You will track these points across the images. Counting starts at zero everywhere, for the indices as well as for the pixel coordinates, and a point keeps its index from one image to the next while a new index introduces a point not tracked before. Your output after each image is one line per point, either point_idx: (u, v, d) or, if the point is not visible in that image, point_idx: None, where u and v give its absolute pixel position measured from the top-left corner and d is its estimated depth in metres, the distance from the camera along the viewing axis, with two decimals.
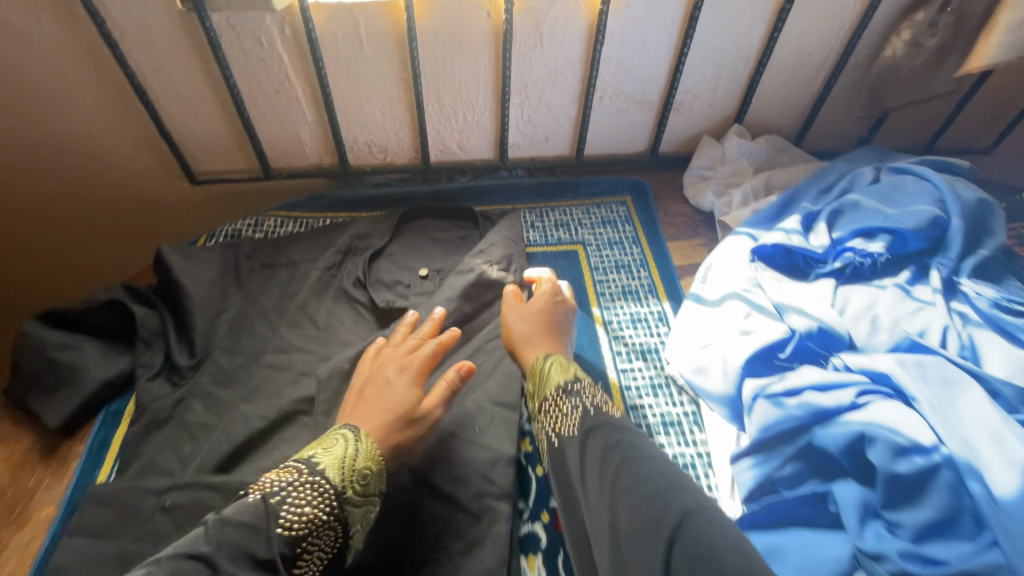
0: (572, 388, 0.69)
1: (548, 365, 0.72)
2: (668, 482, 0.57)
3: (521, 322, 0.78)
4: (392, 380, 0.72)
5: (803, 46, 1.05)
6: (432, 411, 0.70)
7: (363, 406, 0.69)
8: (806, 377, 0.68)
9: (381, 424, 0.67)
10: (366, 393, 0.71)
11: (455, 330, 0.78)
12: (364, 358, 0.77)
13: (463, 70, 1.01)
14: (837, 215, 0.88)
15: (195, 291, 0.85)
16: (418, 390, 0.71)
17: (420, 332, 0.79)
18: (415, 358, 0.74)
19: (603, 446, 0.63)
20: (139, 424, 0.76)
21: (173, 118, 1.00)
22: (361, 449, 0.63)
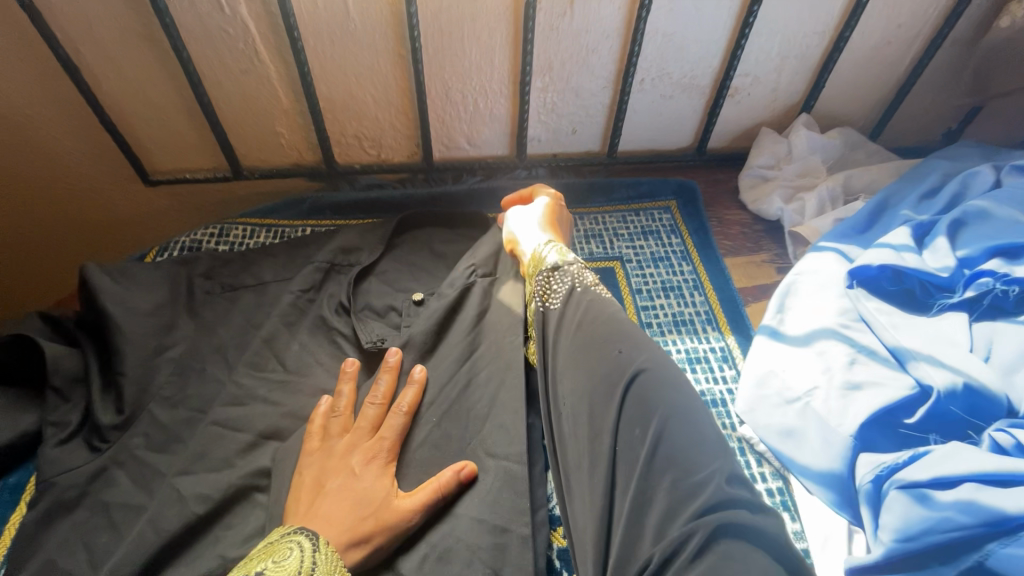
0: (564, 269, 0.66)
1: (546, 249, 0.69)
2: (633, 345, 0.56)
3: (528, 216, 0.77)
4: (358, 467, 0.57)
5: (894, 18, 0.85)
6: (414, 514, 0.54)
7: (328, 502, 0.54)
8: (965, 461, 0.48)
9: (351, 522, 0.52)
10: (326, 485, 0.55)
11: (416, 374, 0.64)
12: (312, 433, 0.60)
13: (474, 45, 0.82)
14: (958, 227, 0.68)
15: (128, 323, 0.66)
16: (391, 481, 0.57)
17: (377, 395, 0.63)
18: (383, 434, 0.60)
19: (585, 312, 0.60)
20: (38, 507, 0.56)
21: (116, 103, 0.81)
22: (319, 564, 0.48)
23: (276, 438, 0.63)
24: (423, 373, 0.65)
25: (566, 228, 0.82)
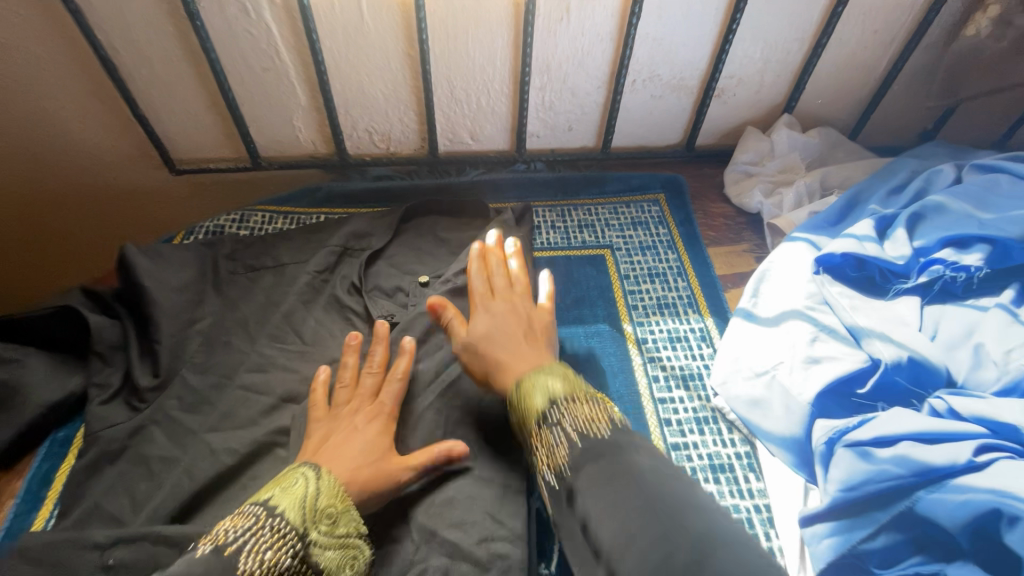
0: (552, 417, 0.53)
1: (533, 382, 0.57)
2: (681, 510, 0.43)
3: (487, 342, 0.63)
4: (362, 426, 0.62)
5: (869, 25, 0.91)
6: (407, 466, 0.60)
7: (330, 451, 0.59)
8: (903, 423, 0.54)
9: (355, 467, 0.58)
10: (333, 439, 0.61)
11: (410, 343, 0.70)
12: (315, 401, 0.66)
13: (478, 48, 0.88)
14: (917, 219, 0.74)
15: (162, 297, 0.73)
16: (390, 439, 0.62)
17: (375, 365, 0.68)
18: (383, 399, 0.66)
19: (612, 468, 0.47)
20: (86, 456, 0.63)
21: (148, 96, 0.87)
22: (324, 490, 0.54)
23: (294, 401, 0.70)
24: (411, 345, 0.70)
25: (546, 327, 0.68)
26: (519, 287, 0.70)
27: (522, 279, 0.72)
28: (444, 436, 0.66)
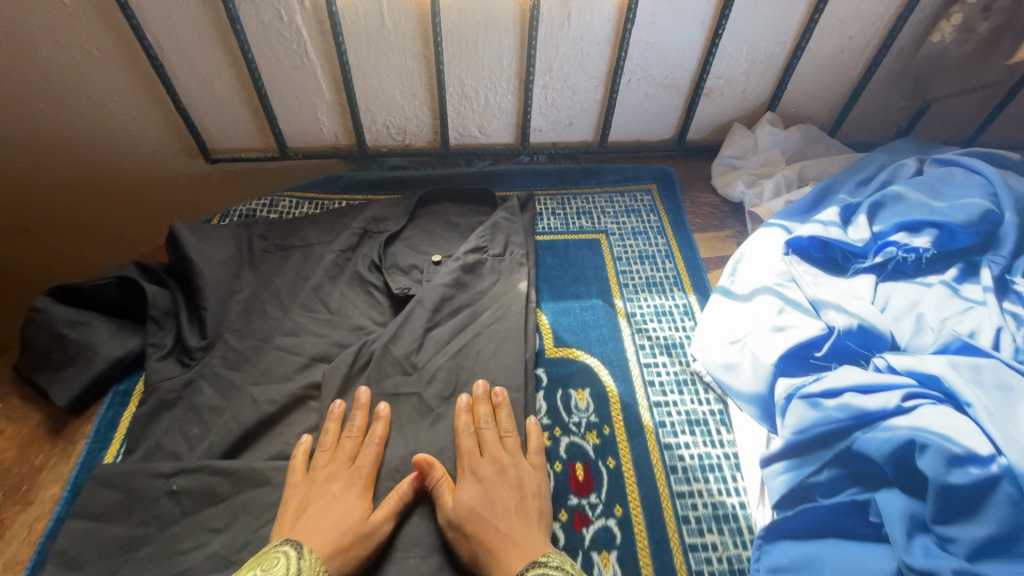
0: None
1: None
2: None
3: (477, 520, 0.61)
4: (339, 492, 0.64)
5: (845, 30, 0.99)
6: (382, 523, 0.62)
7: (307, 524, 0.60)
8: (848, 377, 0.63)
9: (332, 540, 0.59)
10: (310, 508, 0.62)
11: (384, 411, 0.72)
12: (294, 468, 0.67)
13: (487, 50, 0.97)
14: (878, 207, 0.83)
15: (207, 270, 0.83)
16: (365, 504, 0.64)
17: (352, 429, 0.70)
18: (360, 463, 0.67)
19: None
20: (147, 404, 0.73)
21: (189, 91, 0.97)
22: (305, 567, 0.55)
23: (323, 360, 0.80)
24: (388, 410, 0.72)
25: (536, 494, 0.66)
26: (509, 446, 0.69)
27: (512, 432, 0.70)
28: (455, 391, 0.75)
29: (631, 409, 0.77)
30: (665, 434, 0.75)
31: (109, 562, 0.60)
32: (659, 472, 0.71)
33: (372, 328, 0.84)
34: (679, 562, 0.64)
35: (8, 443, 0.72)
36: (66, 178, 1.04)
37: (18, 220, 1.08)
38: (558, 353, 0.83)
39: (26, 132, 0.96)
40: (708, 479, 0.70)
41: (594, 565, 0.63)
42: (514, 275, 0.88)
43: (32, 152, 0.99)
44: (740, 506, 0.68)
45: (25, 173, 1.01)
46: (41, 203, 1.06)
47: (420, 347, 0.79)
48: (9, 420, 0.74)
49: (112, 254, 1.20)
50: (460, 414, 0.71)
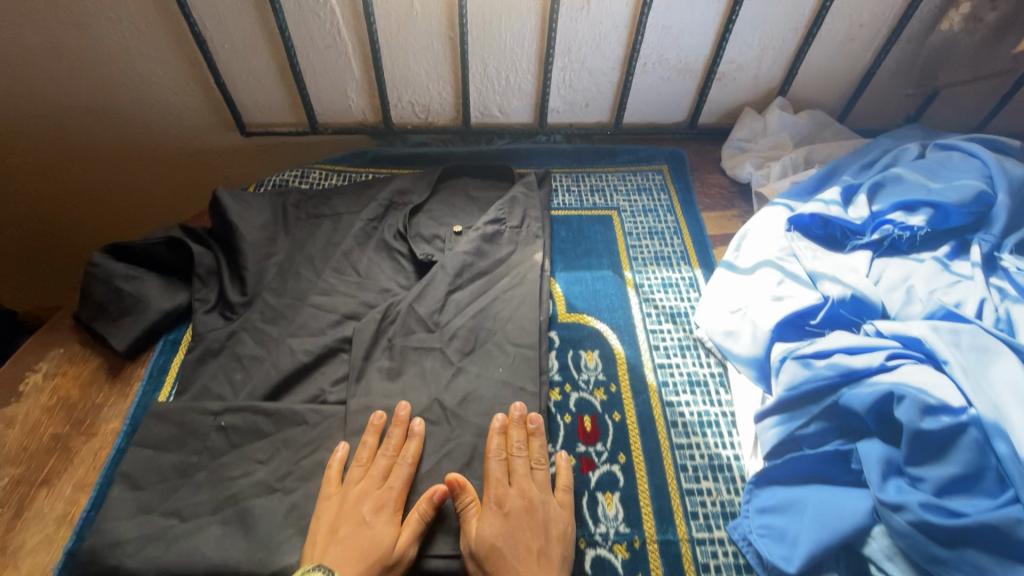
0: None
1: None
2: None
3: (497, 557, 0.61)
4: (369, 516, 0.64)
5: (856, 18, 1.03)
6: (406, 551, 0.62)
7: (339, 550, 0.61)
8: (838, 341, 0.68)
9: (360, 569, 0.59)
10: (340, 531, 0.63)
11: (421, 428, 0.72)
12: (329, 479, 0.68)
13: (509, 32, 1.02)
14: (878, 188, 0.87)
15: (247, 233, 0.90)
16: (396, 526, 0.64)
17: (388, 446, 0.70)
18: (392, 484, 0.67)
19: None
20: (195, 352, 0.81)
21: (229, 67, 1.03)
22: None
23: (354, 318, 0.86)
24: (422, 427, 0.73)
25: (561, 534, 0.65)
26: (538, 479, 0.68)
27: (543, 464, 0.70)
28: (474, 348, 0.81)
29: (637, 370, 0.83)
30: (667, 392, 0.81)
31: (166, 485, 0.68)
32: (660, 426, 0.77)
33: (397, 291, 0.90)
34: (676, 503, 0.70)
35: (72, 382, 0.80)
36: (113, 148, 1.12)
37: (64, 187, 1.16)
38: (570, 318, 0.89)
39: (75, 103, 1.03)
40: (705, 433, 0.76)
41: (599, 504, 0.70)
42: (530, 246, 0.94)
43: (83, 123, 1.06)
44: (734, 457, 0.74)
45: (75, 143, 1.09)
46: (87, 171, 1.14)
47: (443, 308, 0.85)
48: (71, 363, 0.82)
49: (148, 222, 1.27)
50: (495, 433, 0.71)
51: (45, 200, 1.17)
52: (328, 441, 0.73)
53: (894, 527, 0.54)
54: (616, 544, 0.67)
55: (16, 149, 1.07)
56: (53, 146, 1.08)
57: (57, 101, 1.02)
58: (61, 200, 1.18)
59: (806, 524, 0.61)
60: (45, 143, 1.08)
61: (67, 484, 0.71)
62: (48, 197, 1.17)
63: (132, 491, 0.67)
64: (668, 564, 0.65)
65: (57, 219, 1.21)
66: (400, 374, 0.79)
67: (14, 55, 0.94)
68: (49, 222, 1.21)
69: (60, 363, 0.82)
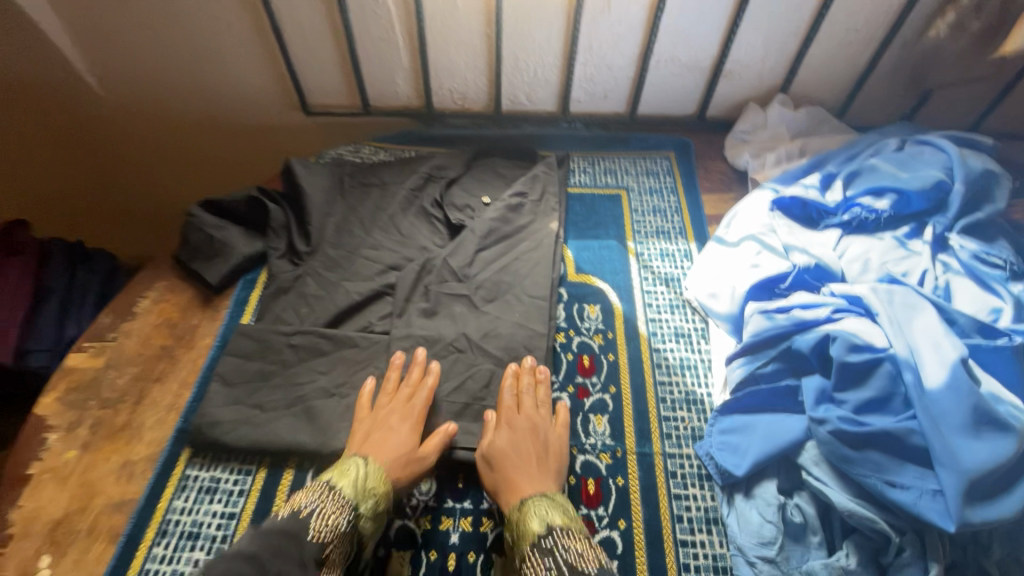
0: (547, 543, 0.67)
1: (531, 507, 0.71)
2: None
3: (505, 458, 0.76)
4: (396, 425, 0.80)
5: (852, 24, 1.14)
6: (429, 454, 0.78)
7: (371, 446, 0.77)
8: (797, 299, 0.82)
9: (387, 461, 0.75)
10: (371, 436, 0.79)
11: (437, 366, 0.87)
12: (360, 404, 0.84)
13: (539, 31, 1.17)
14: (854, 176, 1.00)
15: (312, 195, 1.08)
16: (417, 436, 0.80)
17: (409, 379, 0.86)
18: (413, 406, 0.83)
19: None
20: (270, 288, 1.00)
21: (298, 56, 1.21)
22: (372, 474, 0.74)
23: (396, 269, 1.04)
24: (438, 366, 0.88)
25: (556, 453, 0.79)
26: (544, 412, 0.83)
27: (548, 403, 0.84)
28: (495, 297, 0.98)
29: (631, 321, 0.98)
30: (655, 340, 0.96)
31: (251, 384, 0.87)
32: (647, 366, 0.93)
33: (433, 249, 1.07)
34: (654, 425, 0.86)
35: (174, 308, 1.00)
36: (199, 119, 1.33)
37: (154, 152, 1.39)
38: (578, 278, 1.04)
39: (168, 82, 1.24)
40: (685, 373, 0.91)
41: (591, 422, 0.86)
42: (548, 215, 1.10)
43: (175, 98, 1.28)
44: (707, 394, 0.89)
45: (169, 114, 1.31)
46: (178, 138, 1.37)
47: (471, 263, 1.02)
48: (173, 293, 1.02)
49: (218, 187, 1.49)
50: (512, 374, 0.87)
51: (147, 162, 1.42)
52: (375, 360, 0.90)
53: (819, 437, 0.69)
54: (602, 452, 0.83)
55: (120, 116, 1.31)
56: (152, 116, 1.31)
57: (155, 79, 1.23)
58: (159, 162, 1.42)
59: (754, 441, 0.75)
60: (148, 114, 1.31)
61: (174, 382, 0.91)
62: (149, 159, 1.41)
63: (225, 387, 0.87)
64: (643, 469, 0.81)
65: (156, 179, 1.46)
66: (434, 313, 0.96)
67: (126, 40, 1.16)
68: (139, 181, 1.45)
69: (165, 293, 1.02)
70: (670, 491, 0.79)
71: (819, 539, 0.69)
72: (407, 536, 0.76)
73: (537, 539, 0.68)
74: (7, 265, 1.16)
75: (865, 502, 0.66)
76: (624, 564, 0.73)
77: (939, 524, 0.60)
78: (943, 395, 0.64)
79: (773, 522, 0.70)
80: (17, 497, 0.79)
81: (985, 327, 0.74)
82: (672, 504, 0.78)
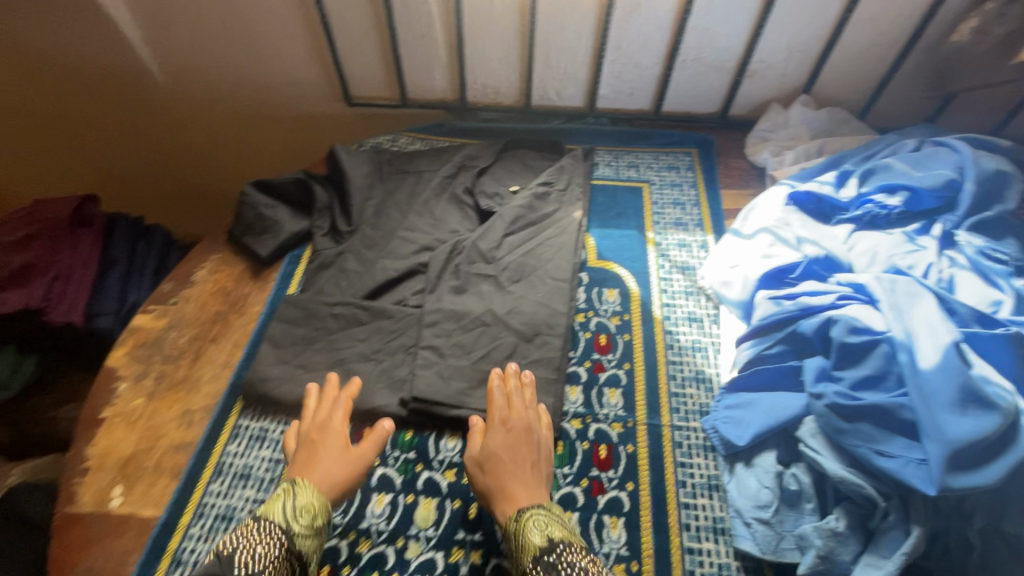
0: (551, 555, 0.68)
1: (530, 519, 0.72)
2: None
3: (495, 460, 0.78)
4: (319, 441, 0.81)
5: (875, 27, 1.18)
6: (367, 456, 0.82)
7: (300, 467, 0.78)
8: (804, 287, 0.87)
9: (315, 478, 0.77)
10: (298, 458, 0.80)
11: (354, 381, 0.90)
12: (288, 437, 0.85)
13: (570, 30, 1.24)
14: (869, 174, 1.04)
15: (354, 180, 1.17)
16: (343, 449, 0.81)
17: (327, 398, 0.87)
18: (332, 422, 0.84)
19: None
20: (315, 263, 1.09)
21: (344, 50, 1.30)
22: (301, 491, 0.75)
23: (429, 249, 1.11)
24: (358, 381, 0.90)
25: (542, 456, 0.81)
26: (528, 412, 0.85)
27: (538, 404, 0.87)
28: (520, 277, 1.05)
29: (647, 305, 1.05)
30: (669, 323, 1.02)
31: (296, 347, 0.97)
32: (660, 346, 0.99)
33: (463, 232, 1.15)
34: (664, 399, 0.92)
35: (227, 278, 1.10)
36: (249, 108, 1.44)
37: (206, 138, 1.51)
38: (598, 264, 1.11)
39: (222, 76, 1.36)
40: (695, 354, 0.97)
41: (605, 394, 0.93)
42: (571, 204, 1.16)
43: (228, 88, 1.39)
44: (716, 373, 0.95)
45: (221, 103, 1.42)
46: (229, 125, 1.48)
47: (499, 246, 1.09)
48: (227, 265, 1.12)
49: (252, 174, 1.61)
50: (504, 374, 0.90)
51: (199, 147, 1.53)
52: (407, 331, 0.98)
53: (816, 410, 0.75)
54: (614, 422, 0.90)
55: (170, 106, 1.43)
56: (207, 105, 1.43)
57: (211, 70, 1.35)
58: (211, 148, 1.54)
59: (757, 415, 0.82)
60: (202, 102, 1.42)
61: (228, 343, 1.01)
62: (202, 144, 1.53)
63: (274, 348, 0.96)
64: (652, 438, 0.88)
65: (207, 163, 1.58)
66: (463, 291, 1.04)
67: (186, 35, 1.27)
68: (190, 165, 1.58)
69: (220, 265, 1.12)
70: (676, 459, 0.86)
71: (812, 506, 0.75)
72: (435, 487, 0.85)
73: (539, 553, 0.69)
74: (78, 235, 1.28)
75: (856, 470, 0.72)
76: (630, 520, 0.80)
77: (921, 489, 0.66)
78: (934, 375, 0.69)
79: (769, 488, 0.77)
80: (93, 436, 0.90)
81: (983, 316, 0.78)
82: (677, 470, 0.85)
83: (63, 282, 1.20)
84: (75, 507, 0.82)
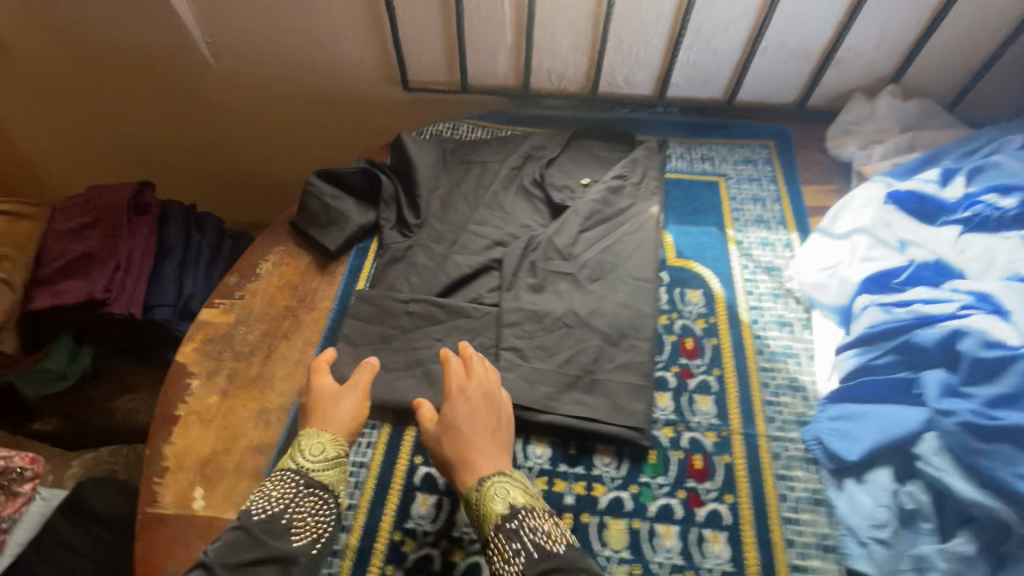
0: (514, 520, 0.68)
1: (492, 488, 0.71)
2: None
3: (455, 431, 0.77)
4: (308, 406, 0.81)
5: (978, 13, 1.10)
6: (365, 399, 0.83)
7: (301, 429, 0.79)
8: (917, 295, 0.82)
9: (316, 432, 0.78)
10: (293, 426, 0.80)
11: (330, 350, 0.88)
12: None
13: (647, 14, 1.17)
14: (975, 173, 0.98)
15: (422, 170, 1.12)
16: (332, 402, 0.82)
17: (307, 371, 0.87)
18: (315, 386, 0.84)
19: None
20: (384, 257, 1.05)
21: (406, 32, 1.25)
22: (304, 441, 0.77)
23: (501, 245, 1.07)
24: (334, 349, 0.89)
25: (502, 423, 0.80)
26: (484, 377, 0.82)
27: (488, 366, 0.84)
28: (601, 276, 1.01)
29: (733, 308, 1.00)
30: (758, 327, 0.97)
31: (372, 346, 0.94)
32: (750, 351, 0.94)
33: (535, 227, 1.10)
34: (759, 408, 0.88)
35: (293, 271, 1.07)
36: (303, 92, 1.39)
37: (256, 122, 1.47)
38: (678, 262, 1.06)
39: (276, 58, 1.31)
40: (788, 361, 0.93)
41: (696, 402, 0.89)
42: (648, 199, 1.11)
43: (281, 70, 1.34)
44: (812, 381, 0.90)
45: (274, 86, 1.38)
46: (280, 109, 1.43)
47: (575, 242, 1.05)
48: (292, 257, 1.09)
49: (287, 167, 1.59)
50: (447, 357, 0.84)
51: (249, 132, 1.49)
52: (486, 331, 0.95)
53: (944, 428, 0.72)
54: (708, 431, 0.86)
55: (221, 89, 1.38)
56: (258, 87, 1.38)
57: (264, 52, 1.30)
58: (261, 132, 1.49)
59: (867, 428, 0.78)
60: (254, 85, 1.38)
61: (300, 340, 0.98)
62: (252, 129, 1.48)
63: (349, 347, 0.93)
64: (748, 449, 0.84)
65: (257, 149, 1.54)
66: (541, 289, 0.99)
67: (241, 14, 1.22)
68: (239, 151, 1.55)
69: (285, 257, 1.09)
70: (776, 472, 0.82)
71: (931, 526, 0.71)
72: None
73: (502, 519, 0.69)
74: (136, 222, 1.23)
75: (989, 493, 0.69)
76: (732, 536, 0.77)
77: None
78: None
79: (886, 506, 0.73)
80: (169, 434, 0.88)
81: None
82: (778, 483, 0.81)
83: (124, 272, 1.17)
84: (157, 508, 0.80)
